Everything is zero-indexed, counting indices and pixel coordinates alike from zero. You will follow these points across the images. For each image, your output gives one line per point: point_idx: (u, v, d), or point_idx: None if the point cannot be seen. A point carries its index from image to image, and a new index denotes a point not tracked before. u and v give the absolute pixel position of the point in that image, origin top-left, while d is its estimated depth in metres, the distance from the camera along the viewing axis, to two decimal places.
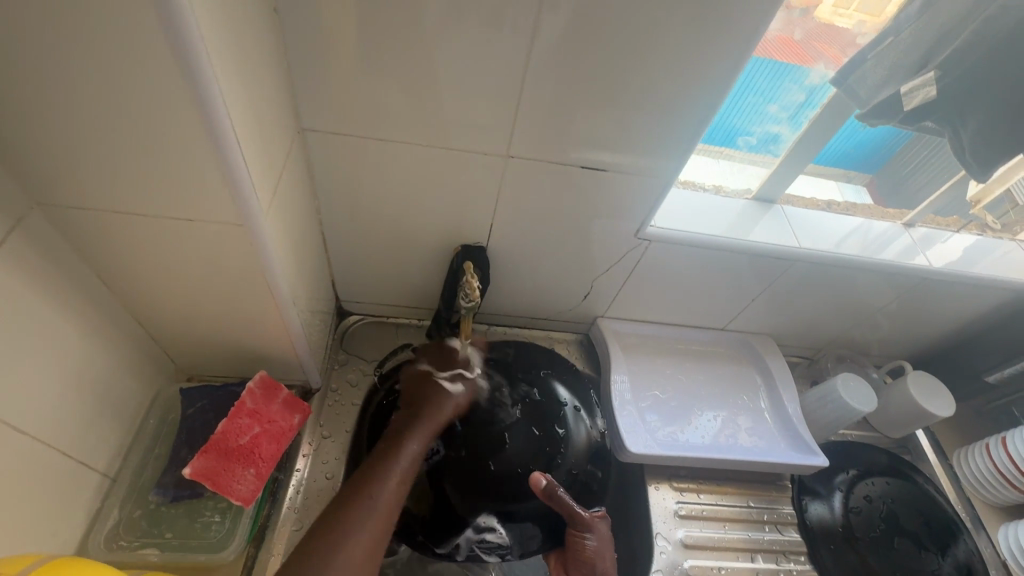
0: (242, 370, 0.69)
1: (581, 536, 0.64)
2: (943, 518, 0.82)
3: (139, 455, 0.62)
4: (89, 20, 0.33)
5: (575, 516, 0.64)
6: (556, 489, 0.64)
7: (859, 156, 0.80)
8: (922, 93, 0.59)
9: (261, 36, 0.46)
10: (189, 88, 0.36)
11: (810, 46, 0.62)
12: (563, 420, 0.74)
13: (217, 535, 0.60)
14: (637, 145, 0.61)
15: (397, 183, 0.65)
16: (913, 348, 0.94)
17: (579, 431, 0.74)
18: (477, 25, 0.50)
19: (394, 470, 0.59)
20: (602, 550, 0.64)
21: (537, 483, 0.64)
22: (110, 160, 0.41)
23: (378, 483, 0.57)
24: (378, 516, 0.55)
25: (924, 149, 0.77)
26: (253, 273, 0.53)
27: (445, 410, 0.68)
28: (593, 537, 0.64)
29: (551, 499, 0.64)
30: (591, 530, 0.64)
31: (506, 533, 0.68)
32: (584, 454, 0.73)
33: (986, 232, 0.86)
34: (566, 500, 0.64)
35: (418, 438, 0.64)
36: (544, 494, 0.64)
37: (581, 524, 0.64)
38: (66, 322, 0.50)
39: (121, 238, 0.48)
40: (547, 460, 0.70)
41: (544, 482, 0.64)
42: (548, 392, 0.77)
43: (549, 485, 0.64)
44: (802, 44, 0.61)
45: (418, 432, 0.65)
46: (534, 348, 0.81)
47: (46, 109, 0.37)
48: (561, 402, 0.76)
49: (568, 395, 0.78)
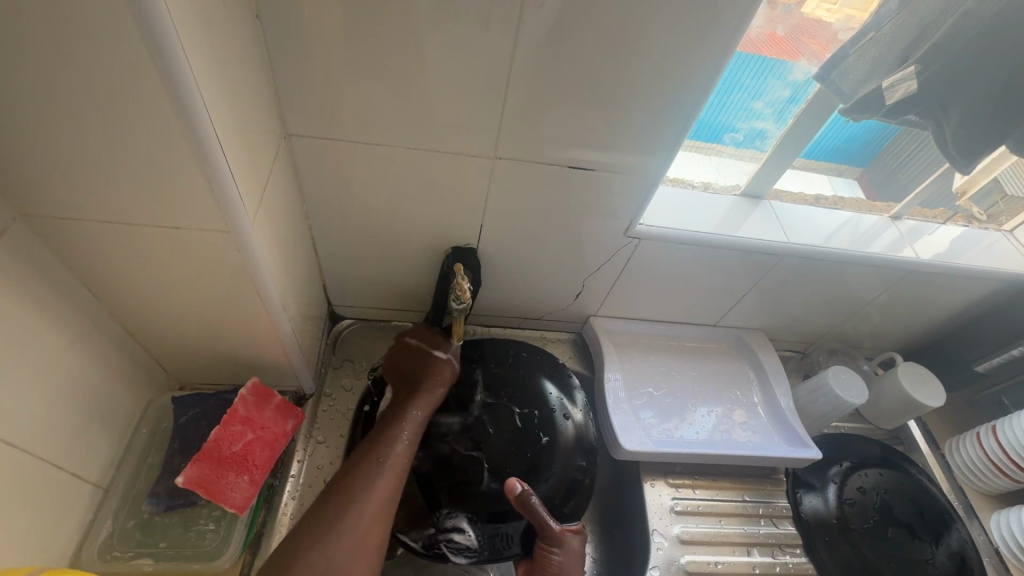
0: (234, 377, 0.69)
1: (548, 551, 0.62)
2: (936, 507, 0.83)
3: (132, 466, 0.62)
4: (65, 30, 0.33)
5: (545, 528, 0.62)
6: (530, 497, 0.62)
7: (849, 149, 0.80)
8: (904, 88, 0.59)
9: (245, 43, 0.46)
10: (170, 95, 0.36)
11: (798, 42, 0.63)
12: (548, 420, 0.73)
13: (212, 542, 0.60)
14: (624, 142, 0.61)
15: (385, 187, 0.65)
16: (903, 340, 0.95)
17: (565, 434, 0.72)
18: (459, 27, 0.50)
19: (402, 442, 0.63)
20: (570, 568, 0.61)
21: (511, 490, 0.63)
22: (94, 170, 0.41)
23: (388, 455, 0.61)
24: (387, 477, 0.59)
25: (913, 142, 0.78)
26: (242, 281, 0.53)
27: (443, 379, 0.71)
28: (559, 553, 0.62)
29: (524, 508, 0.63)
30: (560, 546, 0.62)
31: (475, 535, 0.65)
32: (571, 453, 0.72)
33: (971, 223, 0.87)
34: (539, 510, 0.62)
35: (420, 407, 0.67)
36: (518, 501, 0.62)
37: (550, 538, 0.62)
38: (55, 334, 0.50)
39: (109, 249, 0.48)
40: (526, 461, 0.69)
41: (519, 488, 0.63)
42: (533, 389, 0.75)
43: (523, 492, 0.62)
44: (790, 40, 0.63)
45: (420, 402, 0.68)
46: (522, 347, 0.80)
47: (25, 120, 0.37)
48: (549, 403, 0.74)
49: (557, 397, 0.76)
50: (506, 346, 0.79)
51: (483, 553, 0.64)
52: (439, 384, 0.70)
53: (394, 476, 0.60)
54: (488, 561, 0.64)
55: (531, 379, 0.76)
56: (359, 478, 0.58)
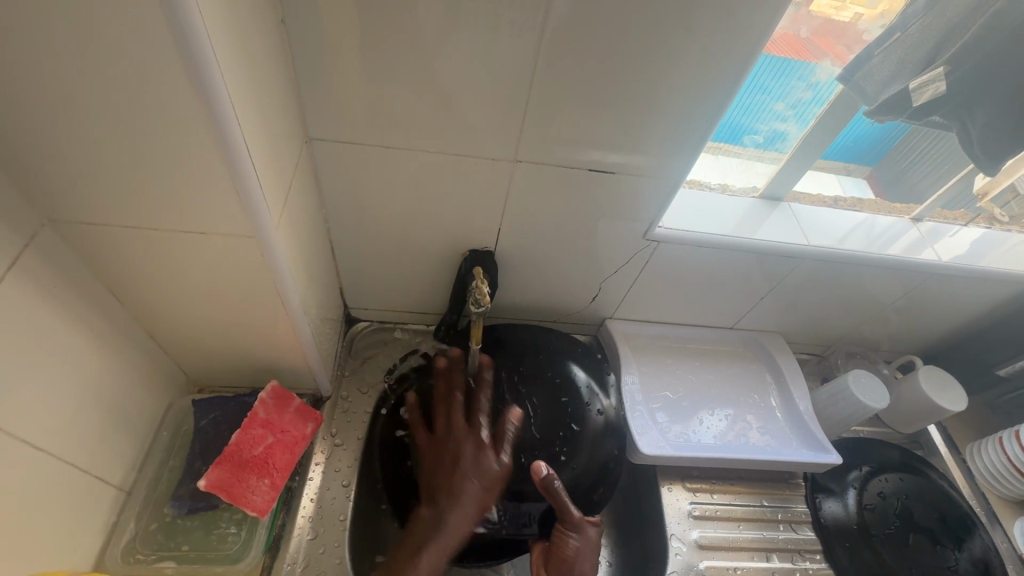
0: (253, 380, 0.69)
1: (566, 535, 0.61)
2: (958, 512, 0.82)
3: (154, 469, 0.62)
4: (99, 38, 0.33)
5: (565, 513, 0.61)
6: (554, 481, 0.61)
7: (861, 148, 0.79)
8: (932, 88, 0.58)
9: (270, 46, 0.46)
10: (201, 101, 0.36)
11: (811, 42, 0.62)
12: (579, 410, 0.73)
13: (233, 546, 0.60)
14: (645, 146, 0.61)
15: (404, 190, 0.65)
16: (923, 343, 0.94)
17: (593, 419, 0.73)
18: (483, 31, 0.50)
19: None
20: (585, 556, 0.60)
21: (536, 472, 0.61)
22: (122, 175, 0.41)
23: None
24: None
25: (923, 140, 0.77)
26: (265, 285, 0.53)
27: (470, 513, 0.61)
28: (577, 538, 0.61)
29: (547, 491, 0.61)
30: (578, 531, 0.61)
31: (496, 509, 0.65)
32: (598, 440, 0.71)
33: (993, 225, 0.85)
34: (562, 495, 0.61)
35: (439, 552, 0.59)
36: (542, 485, 0.61)
37: (570, 523, 0.61)
38: (81, 338, 0.50)
39: (132, 252, 0.48)
40: (553, 448, 0.70)
41: (544, 471, 0.61)
42: (562, 375, 0.76)
43: (548, 476, 0.61)
44: (804, 41, 0.62)
45: (439, 546, 0.59)
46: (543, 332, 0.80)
47: (55, 126, 0.37)
48: (577, 386, 0.75)
49: (585, 378, 0.76)
50: (538, 335, 0.79)
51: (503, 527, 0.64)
52: (463, 520, 0.61)
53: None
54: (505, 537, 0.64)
55: (559, 366, 0.76)
56: None
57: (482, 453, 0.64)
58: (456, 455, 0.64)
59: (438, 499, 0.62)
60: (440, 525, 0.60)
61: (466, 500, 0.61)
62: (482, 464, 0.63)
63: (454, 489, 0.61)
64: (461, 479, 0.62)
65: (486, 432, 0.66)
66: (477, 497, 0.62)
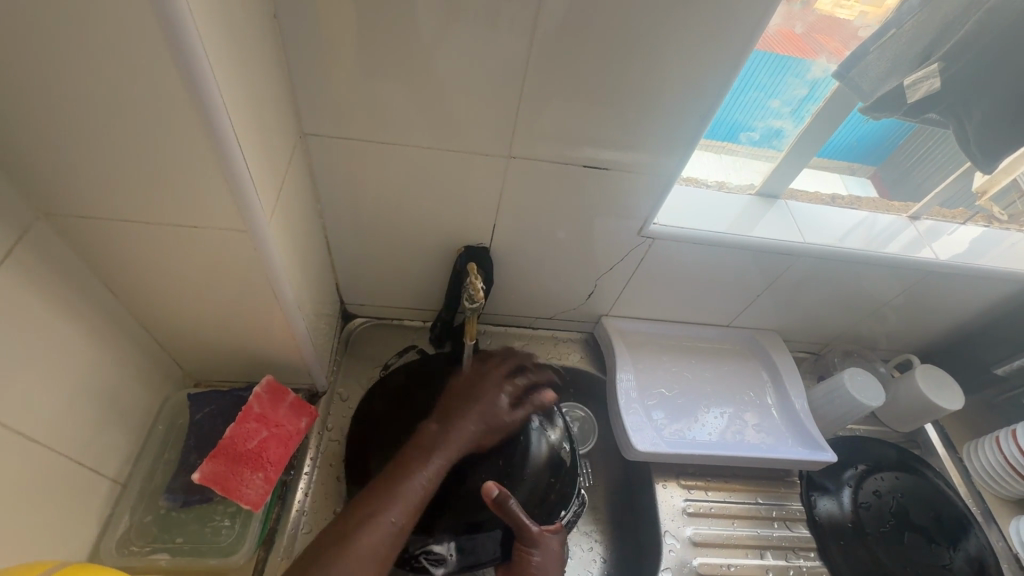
0: (249, 374, 0.69)
1: (528, 552, 0.58)
2: (953, 511, 0.82)
3: (149, 461, 0.62)
4: (88, 30, 0.33)
5: (523, 530, 0.58)
6: (507, 499, 0.58)
7: (862, 147, 0.79)
8: (927, 85, 0.58)
9: (262, 41, 0.46)
10: (192, 94, 0.36)
11: (810, 38, 0.61)
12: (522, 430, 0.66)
13: (227, 539, 0.60)
14: (639, 142, 0.61)
15: (398, 186, 0.65)
16: (920, 341, 0.94)
17: (538, 442, 0.66)
18: (475, 27, 0.50)
19: (410, 498, 0.55)
20: (548, 569, 0.58)
21: (487, 493, 0.58)
22: (114, 168, 0.41)
23: (397, 507, 0.54)
24: (382, 539, 0.52)
25: (928, 140, 0.76)
26: (258, 279, 0.53)
27: (478, 434, 0.63)
28: (539, 553, 0.59)
29: (502, 511, 0.58)
30: (539, 547, 0.59)
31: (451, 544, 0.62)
32: (541, 470, 0.65)
33: (991, 224, 0.84)
34: (517, 512, 0.58)
35: (444, 457, 0.60)
36: (495, 505, 0.58)
37: (528, 540, 0.59)
38: (76, 330, 0.50)
39: (126, 246, 0.49)
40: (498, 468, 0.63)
41: (496, 492, 0.58)
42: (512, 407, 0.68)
43: (501, 495, 0.58)
44: (804, 37, 0.61)
45: (446, 450, 0.60)
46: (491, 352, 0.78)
47: (47, 118, 0.38)
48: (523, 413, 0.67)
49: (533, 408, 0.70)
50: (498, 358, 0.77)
51: (462, 561, 0.62)
52: (467, 443, 0.62)
53: (398, 531, 0.53)
54: (467, 567, 0.62)
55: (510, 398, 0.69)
56: (358, 525, 0.52)
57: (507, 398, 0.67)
58: (483, 390, 0.67)
59: (452, 417, 0.63)
60: (453, 427, 0.62)
61: (479, 431, 0.63)
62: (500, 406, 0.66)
63: (471, 408, 0.64)
64: (483, 410, 0.64)
65: (517, 386, 0.68)
66: (491, 419, 0.64)
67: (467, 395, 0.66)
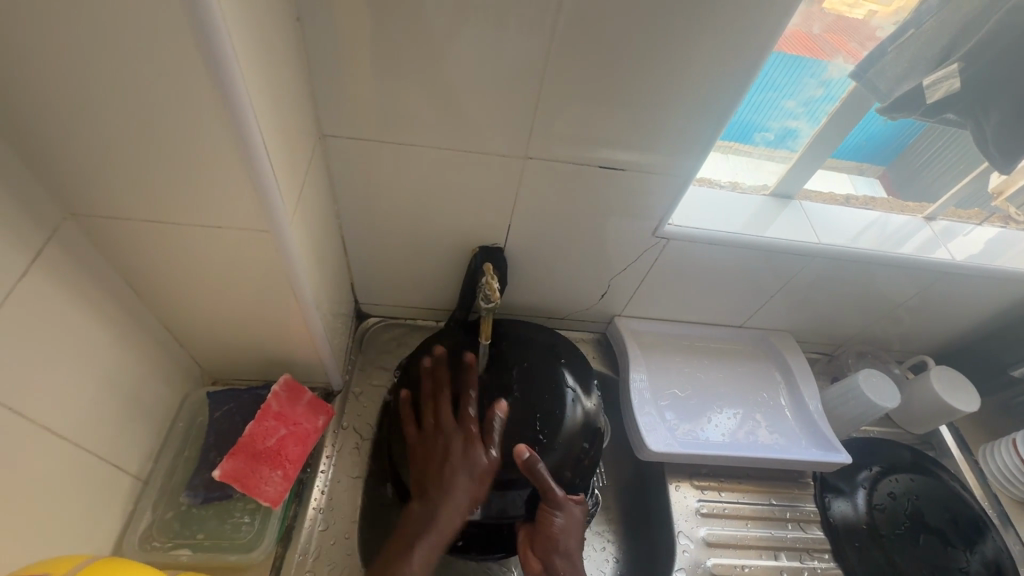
0: (266, 373, 0.70)
1: (551, 513, 0.62)
2: (969, 514, 0.81)
3: (170, 458, 0.63)
4: (120, 34, 0.33)
5: (549, 493, 0.62)
6: (536, 463, 0.62)
7: (871, 148, 0.78)
8: (946, 85, 0.58)
9: (286, 44, 0.47)
10: (220, 97, 0.37)
11: (822, 39, 0.61)
12: (558, 401, 0.69)
13: (247, 535, 0.61)
14: (654, 143, 0.61)
15: (415, 187, 0.65)
16: (935, 343, 0.93)
17: (573, 412, 0.68)
18: (495, 28, 0.50)
19: None
20: (569, 532, 0.62)
21: (519, 454, 0.62)
22: (141, 168, 0.42)
23: None
24: None
25: (937, 139, 0.76)
26: (278, 279, 0.54)
27: (460, 506, 0.60)
28: (562, 516, 0.62)
29: (531, 473, 0.62)
30: (562, 510, 0.62)
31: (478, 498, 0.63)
32: (575, 437, 0.67)
33: (1008, 224, 0.84)
34: (545, 476, 0.62)
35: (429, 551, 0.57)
36: (525, 467, 0.62)
37: (553, 502, 0.62)
38: (100, 329, 0.51)
39: (151, 246, 0.49)
40: (532, 432, 0.66)
41: (527, 454, 0.62)
42: (551, 377, 0.71)
43: (530, 458, 0.62)
44: (816, 38, 0.60)
45: (428, 541, 0.58)
46: (523, 326, 0.78)
47: (78, 120, 0.38)
48: (561, 384, 0.70)
49: (572, 381, 0.72)
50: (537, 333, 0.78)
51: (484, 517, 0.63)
52: (456, 513, 0.60)
53: None
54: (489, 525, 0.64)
55: (548, 369, 0.72)
56: None
57: (471, 444, 0.63)
58: (446, 450, 0.63)
59: (430, 495, 0.61)
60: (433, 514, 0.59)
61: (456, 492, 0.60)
62: (472, 456, 0.62)
63: (448, 482, 0.61)
64: (457, 471, 0.61)
65: (474, 425, 0.65)
66: (468, 482, 0.61)
67: (438, 465, 0.62)
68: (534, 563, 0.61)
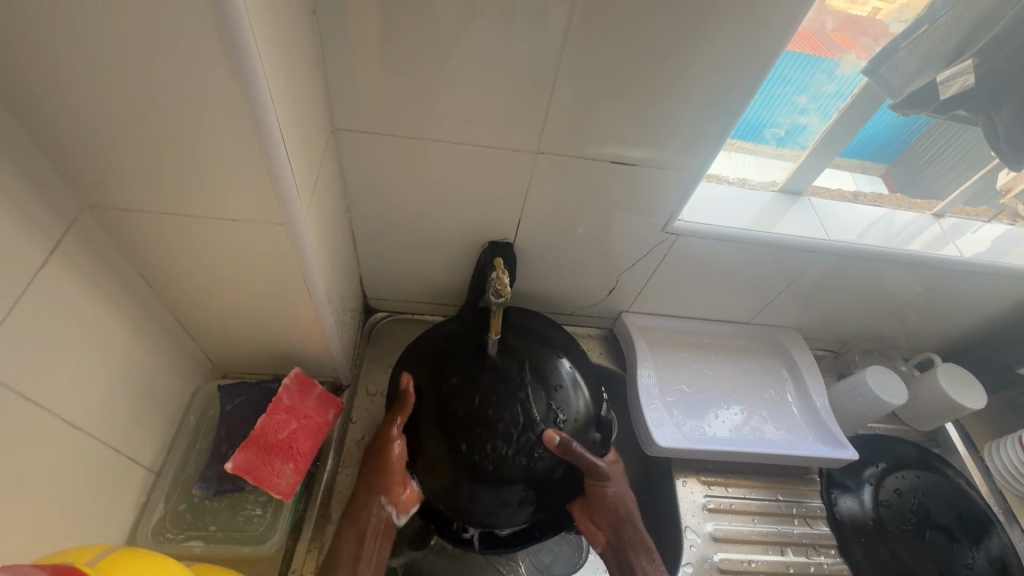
0: (276, 366, 0.70)
1: (602, 485, 0.66)
2: (975, 511, 0.81)
3: (182, 451, 0.64)
4: (141, 24, 0.33)
5: (593, 468, 0.65)
6: (570, 442, 0.64)
7: (874, 146, 0.78)
8: (960, 82, 0.57)
9: (302, 37, 0.47)
10: (240, 90, 0.37)
11: (827, 38, 0.61)
12: (563, 396, 0.70)
13: (259, 527, 0.62)
14: (667, 138, 0.61)
15: (425, 182, 0.65)
16: (942, 340, 0.93)
17: (578, 401, 0.71)
18: (511, 22, 0.50)
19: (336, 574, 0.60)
20: (623, 495, 0.67)
21: (552, 440, 0.64)
22: (158, 160, 0.42)
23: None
24: None
25: (940, 135, 0.76)
26: (291, 272, 0.54)
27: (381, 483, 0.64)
28: (612, 485, 0.67)
29: (567, 453, 0.64)
30: (611, 479, 0.67)
31: (493, 496, 0.63)
32: (585, 425, 0.70)
33: (1017, 222, 0.83)
34: (583, 453, 0.64)
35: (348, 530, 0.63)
36: (560, 449, 0.64)
37: (599, 475, 0.66)
38: (115, 321, 0.51)
39: (167, 240, 0.50)
40: (552, 414, 0.68)
41: (559, 437, 0.64)
42: (551, 369, 0.72)
43: (563, 440, 0.64)
44: (819, 36, 0.61)
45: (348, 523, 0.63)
46: (519, 314, 0.78)
47: (98, 111, 0.38)
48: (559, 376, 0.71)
49: (570, 369, 0.73)
50: (536, 323, 0.77)
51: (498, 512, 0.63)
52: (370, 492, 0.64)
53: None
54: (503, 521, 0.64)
55: (546, 359, 0.72)
56: None
57: (382, 431, 0.66)
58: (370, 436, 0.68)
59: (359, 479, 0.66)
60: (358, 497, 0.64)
61: (384, 488, 0.64)
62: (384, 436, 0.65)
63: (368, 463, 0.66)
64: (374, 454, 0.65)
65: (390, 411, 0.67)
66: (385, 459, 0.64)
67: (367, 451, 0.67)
68: (601, 536, 0.68)
